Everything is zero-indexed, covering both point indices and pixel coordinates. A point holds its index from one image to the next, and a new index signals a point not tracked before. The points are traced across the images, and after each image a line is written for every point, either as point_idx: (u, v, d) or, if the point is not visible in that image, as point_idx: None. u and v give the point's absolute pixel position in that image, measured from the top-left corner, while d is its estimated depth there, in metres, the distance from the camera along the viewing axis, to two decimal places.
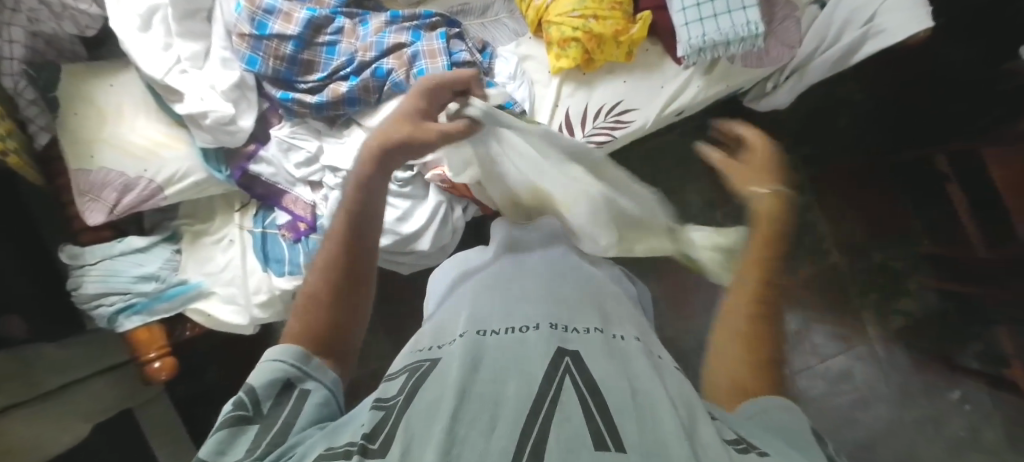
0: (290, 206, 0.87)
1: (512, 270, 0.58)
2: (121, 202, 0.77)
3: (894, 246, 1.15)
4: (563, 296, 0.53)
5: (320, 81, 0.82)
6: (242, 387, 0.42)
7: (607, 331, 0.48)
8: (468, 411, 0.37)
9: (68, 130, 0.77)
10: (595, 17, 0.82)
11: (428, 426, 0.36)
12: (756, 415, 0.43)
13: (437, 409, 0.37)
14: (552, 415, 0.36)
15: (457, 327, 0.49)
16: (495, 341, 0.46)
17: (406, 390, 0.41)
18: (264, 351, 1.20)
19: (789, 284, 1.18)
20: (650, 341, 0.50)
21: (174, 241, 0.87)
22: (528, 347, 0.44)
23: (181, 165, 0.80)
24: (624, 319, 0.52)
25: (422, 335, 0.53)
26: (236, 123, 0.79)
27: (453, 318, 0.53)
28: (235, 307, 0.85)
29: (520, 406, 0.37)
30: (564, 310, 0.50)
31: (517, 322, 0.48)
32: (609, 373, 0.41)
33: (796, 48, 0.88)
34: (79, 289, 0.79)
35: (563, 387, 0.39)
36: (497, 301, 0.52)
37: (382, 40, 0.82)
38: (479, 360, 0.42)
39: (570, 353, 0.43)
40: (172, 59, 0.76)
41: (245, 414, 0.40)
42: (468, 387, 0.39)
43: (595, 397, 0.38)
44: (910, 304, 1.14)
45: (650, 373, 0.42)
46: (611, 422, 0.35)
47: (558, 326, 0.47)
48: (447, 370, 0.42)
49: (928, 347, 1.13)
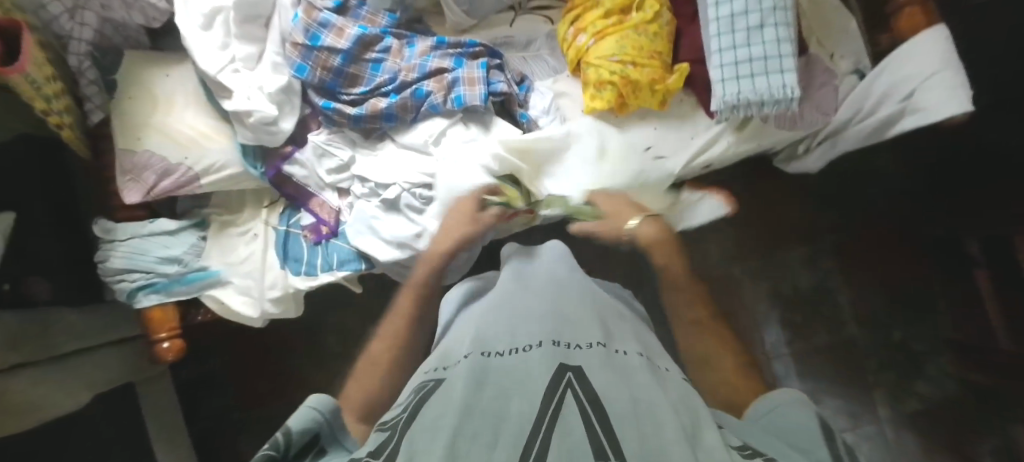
0: (316, 209, 0.91)
1: (518, 288, 0.62)
2: (158, 186, 0.81)
3: (915, 325, 1.14)
4: (568, 314, 0.55)
5: (362, 95, 0.85)
6: (278, 429, 0.42)
7: (610, 346, 0.50)
8: (470, 427, 0.38)
9: (119, 112, 0.81)
10: (633, 64, 0.84)
11: (432, 441, 0.37)
12: (777, 424, 0.46)
13: (441, 424, 0.39)
14: (553, 429, 0.37)
15: (463, 347, 0.51)
16: (500, 360, 0.47)
17: (411, 407, 0.43)
18: (269, 344, 1.22)
19: (802, 351, 1.15)
20: (654, 356, 0.52)
21: (202, 228, 0.90)
22: (530, 364, 0.46)
23: (219, 158, 0.84)
24: (627, 335, 0.54)
25: (431, 355, 0.55)
26: (277, 124, 0.82)
27: (458, 340, 0.55)
28: (247, 299, 0.88)
29: (521, 421, 0.38)
30: (568, 328, 0.52)
31: (521, 342, 0.50)
32: (610, 386, 0.42)
33: (830, 116, 0.90)
34: (106, 262, 0.81)
35: (565, 401, 0.40)
36: (503, 321, 0.55)
37: (425, 63, 0.84)
38: (482, 377, 0.44)
39: (573, 368, 0.45)
40: (227, 58, 0.80)
41: (274, 456, 0.41)
42: (473, 403, 0.41)
43: (596, 408, 0.39)
44: (925, 387, 1.12)
45: (651, 383, 0.44)
46: (611, 433, 0.37)
47: (560, 342, 0.49)
48: (452, 387, 0.44)
49: (941, 434, 1.10)
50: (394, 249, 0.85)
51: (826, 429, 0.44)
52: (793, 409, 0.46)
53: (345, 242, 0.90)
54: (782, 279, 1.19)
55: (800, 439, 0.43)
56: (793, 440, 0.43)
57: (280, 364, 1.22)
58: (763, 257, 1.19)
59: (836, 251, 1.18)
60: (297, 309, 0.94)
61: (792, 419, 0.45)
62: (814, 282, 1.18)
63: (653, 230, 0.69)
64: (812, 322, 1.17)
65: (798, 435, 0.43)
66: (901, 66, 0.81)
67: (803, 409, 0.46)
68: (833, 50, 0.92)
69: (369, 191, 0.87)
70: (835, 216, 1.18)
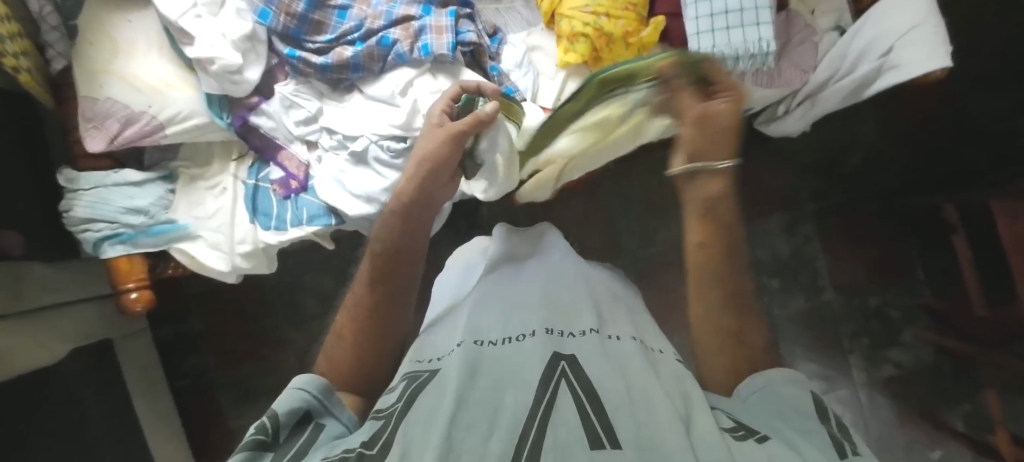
0: (284, 162, 0.89)
1: (511, 275, 0.61)
2: (121, 135, 0.80)
3: (892, 292, 1.15)
4: (559, 300, 0.55)
5: (327, 43, 0.83)
6: (263, 413, 0.43)
7: (603, 333, 0.50)
8: (467, 415, 0.37)
9: (80, 58, 0.80)
10: (607, 15, 0.81)
11: (427, 429, 0.36)
12: (761, 398, 0.44)
13: (435, 414, 0.37)
14: (548, 419, 0.37)
15: (457, 335, 0.51)
16: (494, 349, 0.47)
17: (405, 397, 0.42)
18: (247, 304, 1.23)
19: (780, 316, 1.16)
20: (646, 338, 0.53)
21: (170, 181, 0.89)
22: (524, 353, 0.45)
23: (184, 107, 0.82)
24: (619, 319, 0.54)
25: (420, 347, 0.54)
26: (241, 74, 0.81)
27: (451, 328, 0.54)
28: (219, 254, 0.87)
29: (518, 410, 0.38)
30: (559, 316, 0.52)
31: (513, 331, 0.50)
32: (603, 375, 0.42)
33: (809, 73, 0.89)
34: (70, 211, 0.81)
35: (559, 389, 0.40)
36: (497, 308, 0.54)
37: (392, 11, 0.82)
38: (477, 366, 0.43)
39: (566, 357, 0.45)
40: (188, 3, 0.78)
41: (265, 438, 0.41)
42: (467, 394, 0.40)
43: (591, 398, 0.39)
44: (901, 354, 1.13)
45: (645, 370, 0.43)
46: (606, 423, 0.36)
47: (552, 331, 0.49)
48: (445, 377, 0.43)
49: (914, 399, 1.12)
50: (363, 203, 0.84)
51: (820, 409, 0.42)
52: (787, 392, 0.44)
53: (315, 197, 0.89)
54: (761, 246, 1.18)
55: (797, 419, 0.41)
56: (788, 416, 0.41)
57: (257, 324, 1.22)
58: (743, 223, 1.18)
59: (817, 217, 1.17)
60: (269, 265, 0.94)
61: (786, 401, 0.43)
62: (793, 249, 1.17)
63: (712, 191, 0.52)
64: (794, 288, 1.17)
65: (793, 415, 0.41)
66: (881, 20, 0.80)
67: (796, 391, 0.44)
68: (815, 7, 0.88)
69: (336, 144, 0.86)
70: (816, 183, 1.17)
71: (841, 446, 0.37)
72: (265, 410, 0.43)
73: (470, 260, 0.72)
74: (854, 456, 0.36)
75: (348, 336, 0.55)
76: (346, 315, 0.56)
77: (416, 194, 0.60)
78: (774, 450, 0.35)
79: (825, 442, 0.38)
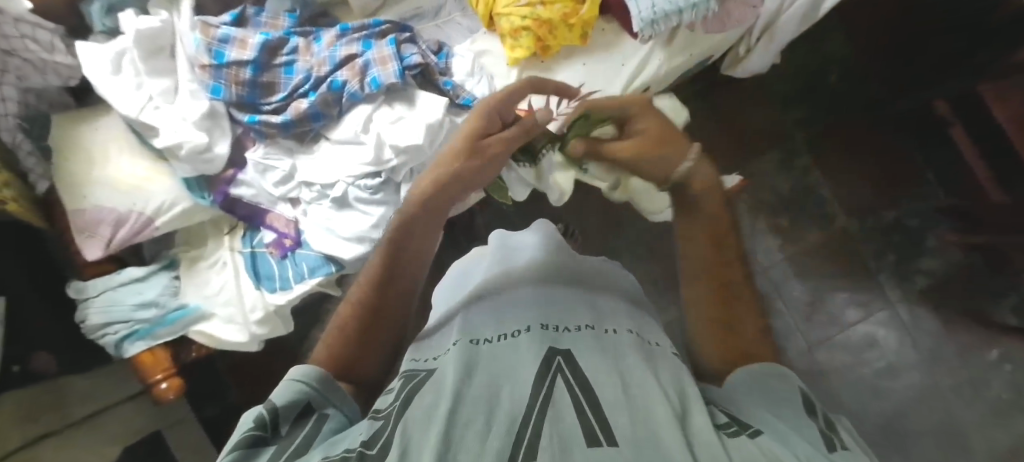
0: (273, 223, 0.91)
1: (504, 275, 0.63)
2: (115, 237, 0.83)
3: (907, 201, 1.11)
4: (554, 298, 0.57)
5: (282, 101, 0.85)
6: (261, 405, 0.42)
7: (599, 327, 0.51)
8: (464, 414, 0.38)
9: (61, 175, 0.83)
10: (542, 3, 0.82)
11: (425, 429, 0.37)
12: (756, 383, 0.45)
13: (432, 414, 0.38)
14: (544, 415, 0.37)
15: (451, 337, 0.52)
16: (488, 347, 0.48)
17: (401, 397, 0.43)
18: (278, 368, 1.26)
19: (796, 253, 1.14)
20: (643, 331, 0.54)
21: (172, 268, 0.92)
22: (520, 351, 0.47)
23: (167, 196, 0.85)
24: (618, 315, 0.56)
25: (415, 350, 0.56)
26: (211, 151, 0.83)
27: (446, 331, 0.55)
28: (235, 326, 0.90)
29: (513, 407, 0.38)
30: (554, 313, 0.53)
31: (508, 329, 0.51)
32: (597, 369, 0.43)
33: (759, 7, 0.86)
34: (86, 320, 0.84)
35: (555, 384, 0.41)
36: (490, 310, 0.55)
37: (335, 54, 0.84)
38: (473, 366, 0.44)
39: (561, 352, 0.46)
40: (144, 97, 0.80)
41: (263, 434, 0.40)
42: (463, 391, 0.40)
43: (587, 393, 0.40)
44: (929, 261, 1.10)
45: (642, 366, 0.44)
46: (604, 421, 0.37)
47: (547, 327, 0.50)
48: (441, 378, 0.44)
49: (956, 304, 1.09)
50: (356, 244, 0.85)
51: (808, 402, 0.42)
52: (773, 385, 0.44)
53: (310, 250, 0.91)
54: (761, 187, 1.16)
55: (787, 413, 0.41)
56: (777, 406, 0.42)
57: None
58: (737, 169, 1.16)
59: (809, 145, 1.15)
60: (285, 325, 0.96)
61: (775, 395, 0.43)
62: (794, 183, 1.15)
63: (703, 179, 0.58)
64: (808, 222, 1.15)
65: (783, 410, 0.41)
66: None
67: (787, 387, 0.43)
68: None
69: (317, 194, 0.88)
70: (800, 112, 1.16)
71: (830, 442, 0.37)
72: (263, 403, 0.42)
73: (463, 267, 0.74)
74: (843, 450, 0.37)
75: (349, 325, 0.52)
76: (347, 305, 0.54)
77: (439, 190, 0.60)
78: (766, 444, 0.36)
79: (815, 436, 0.38)
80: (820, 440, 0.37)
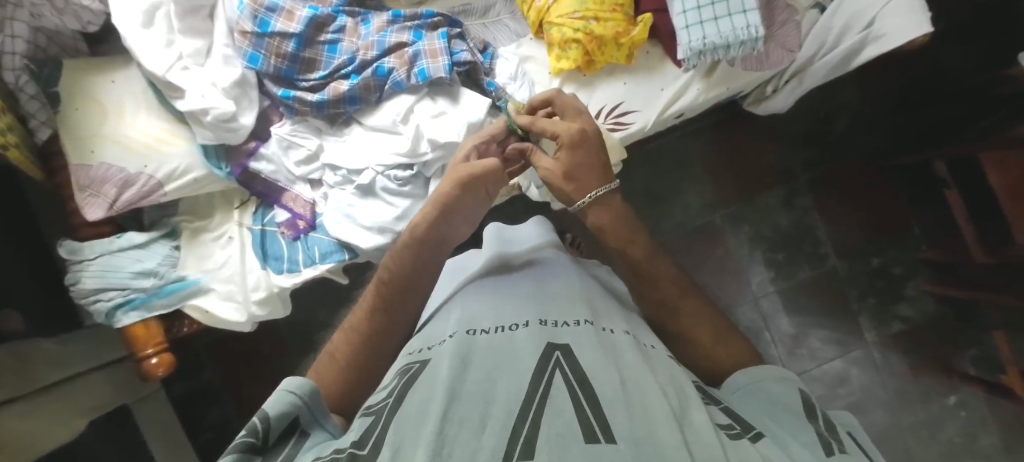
0: (290, 203, 0.88)
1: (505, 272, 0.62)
2: (120, 199, 0.78)
3: (893, 249, 1.18)
4: (554, 294, 0.56)
5: (321, 80, 0.82)
6: (255, 415, 0.42)
7: (597, 324, 0.51)
8: (459, 409, 0.38)
9: (66, 125, 0.77)
10: (596, 19, 0.82)
11: (418, 428, 0.37)
12: (752, 391, 0.48)
13: (427, 411, 0.38)
14: (541, 409, 0.38)
15: (447, 327, 0.52)
16: (485, 338, 0.48)
17: (395, 392, 0.43)
18: (259, 349, 1.20)
19: (787, 288, 1.20)
20: (639, 334, 0.53)
21: (174, 238, 0.87)
22: (517, 345, 0.46)
23: (181, 161, 0.80)
24: (613, 313, 0.55)
25: (414, 339, 0.55)
26: (237, 120, 0.79)
27: (441, 321, 0.55)
28: (233, 304, 0.85)
29: (510, 402, 0.39)
30: (554, 308, 0.53)
31: (507, 321, 0.51)
32: (596, 364, 0.43)
33: (796, 51, 0.88)
34: (78, 284, 0.79)
35: (553, 380, 0.41)
36: (487, 303, 0.55)
37: (384, 39, 0.82)
38: (468, 358, 0.45)
39: (560, 346, 0.45)
40: (174, 55, 0.76)
41: (255, 443, 0.41)
42: (459, 387, 0.41)
43: (584, 387, 0.40)
44: (906, 308, 1.17)
45: (639, 363, 0.44)
46: (600, 415, 0.37)
47: (547, 322, 0.50)
48: (435, 370, 0.44)
49: (925, 350, 1.16)
50: (376, 234, 0.83)
51: (808, 406, 0.45)
52: (770, 387, 0.47)
53: (324, 234, 0.88)
54: (761, 222, 1.22)
55: (786, 417, 0.43)
56: (776, 417, 0.44)
57: (273, 367, 1.20)
58: (741, 200, 1.22)
59: (811, 187, 1.21)
60: (285, 308, 0.92)
61: (772, 399, 0.46)
62: (793, 220, 1.21)
63: (602, 221, 0.62)
64: (802, 260, 1.20)
65: (779, 411, 0.44)
66: None
67: (786, 388, 0.46)
68: None
69: (341, 179, 0.85)
70: (807, 154, 1.21)
71: (827, 445, 0.40)
72: (257, 410, 0.43)
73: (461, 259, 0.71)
74: (841, 453, 0.39)
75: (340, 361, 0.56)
76: (338, 341, 0.59)
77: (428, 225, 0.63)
78: (768, 448, 0.37)
79: (811, 441, 0.40)
80: (816, 443, 0.40)
